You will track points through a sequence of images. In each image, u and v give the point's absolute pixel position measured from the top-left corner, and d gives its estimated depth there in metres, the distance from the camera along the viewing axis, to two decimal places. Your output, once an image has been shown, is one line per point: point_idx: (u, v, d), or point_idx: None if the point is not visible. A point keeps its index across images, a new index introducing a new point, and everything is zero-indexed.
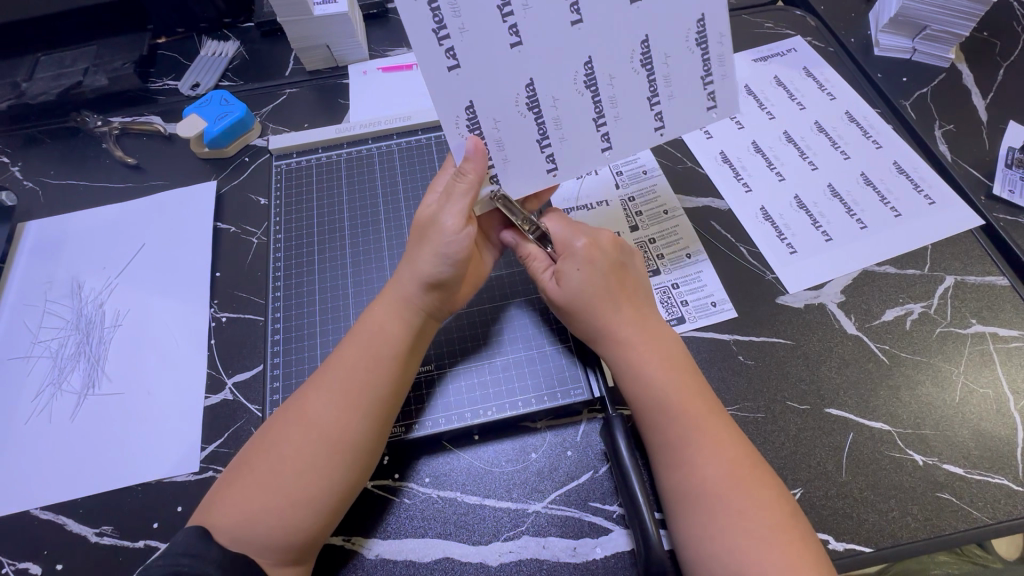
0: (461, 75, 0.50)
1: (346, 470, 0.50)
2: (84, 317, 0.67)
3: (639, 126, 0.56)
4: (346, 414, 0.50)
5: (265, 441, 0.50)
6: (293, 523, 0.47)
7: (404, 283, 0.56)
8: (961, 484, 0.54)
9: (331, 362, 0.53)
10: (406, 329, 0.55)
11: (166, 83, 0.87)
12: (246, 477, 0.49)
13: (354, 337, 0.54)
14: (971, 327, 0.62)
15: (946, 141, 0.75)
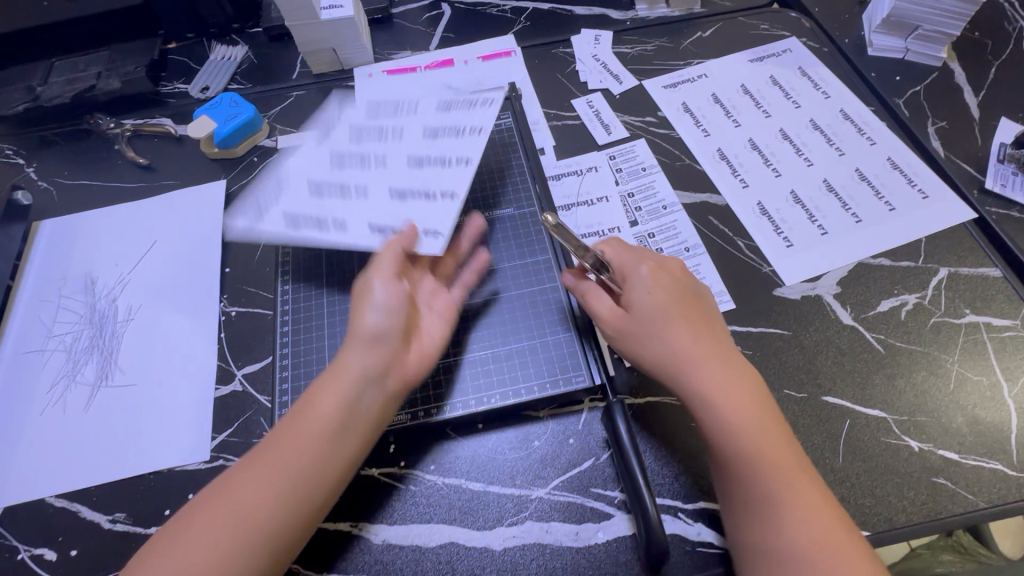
0: (348, 212, 0.64)
1: (282, 543, 0.48)
2: (97, 312, 0.69)
3: (470, 140, 0.67)
4: (295, 483, 0.49)
5: (191, 517, 0.48)
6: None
7: (347, 355, 0.54)
8: (956, 469, 0.55)
9: (279, 431, 0.52)
10: (342, 410, 0.52)
11: (177, 86, 0.90)
12: (167, 551, 0.47)
13: (313, 398, 0.52)
14: (964, 317, 0.63)
15: (938, 138, 0.77)
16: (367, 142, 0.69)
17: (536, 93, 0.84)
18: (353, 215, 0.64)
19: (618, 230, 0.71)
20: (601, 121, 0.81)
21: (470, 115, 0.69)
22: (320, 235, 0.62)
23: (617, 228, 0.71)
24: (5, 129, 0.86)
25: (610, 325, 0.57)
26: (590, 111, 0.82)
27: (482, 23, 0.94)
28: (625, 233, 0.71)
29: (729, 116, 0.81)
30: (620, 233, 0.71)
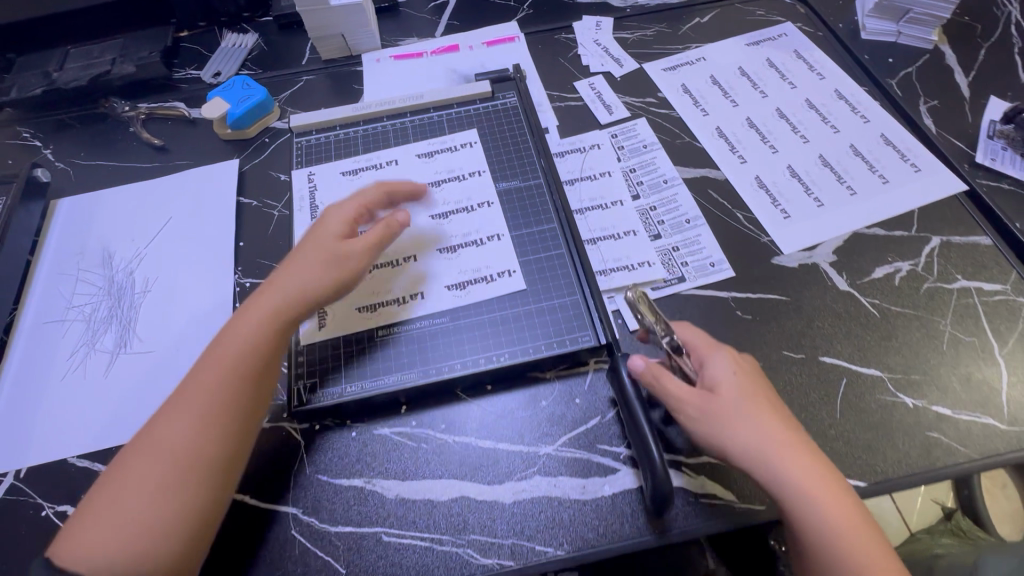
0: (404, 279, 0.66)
1: (206, 493, 0.49)
2: (114, 284, 0.71)
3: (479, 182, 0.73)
4: (206, 431, 0.50)
5: (116, 471, 0.49)
6: (151, 549, 0.45)
7: (269, 293, 0.56)
8: (949, 424, 0.57)
9: (191, 375, 0.53)
10: (262, 334, 0.54)
11: (189, 72, 0.92)
12: (95, 510, 0.47)
13: (213, 352, 0.53)
14: (956, 283, 0.65)
15: (930, 115, 0.79)
16: (365, 177, 0.74)
17: (539, 76, 0.87)
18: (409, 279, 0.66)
19: (620, 203, 0.73)
20: (603, 102, 0.83)
21: (451, 149, 0.76)
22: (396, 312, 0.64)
23: (620, 201, 0.73)
24: (22, 113, 0.88)
25: (690, 405, 0.52)
26: (592, 93, 0.84)
27: (486, 11, 0.97)
28: (628, 205, 0.73)
29: (727, 97, 0.83)
30: (623, 206, 0.73)
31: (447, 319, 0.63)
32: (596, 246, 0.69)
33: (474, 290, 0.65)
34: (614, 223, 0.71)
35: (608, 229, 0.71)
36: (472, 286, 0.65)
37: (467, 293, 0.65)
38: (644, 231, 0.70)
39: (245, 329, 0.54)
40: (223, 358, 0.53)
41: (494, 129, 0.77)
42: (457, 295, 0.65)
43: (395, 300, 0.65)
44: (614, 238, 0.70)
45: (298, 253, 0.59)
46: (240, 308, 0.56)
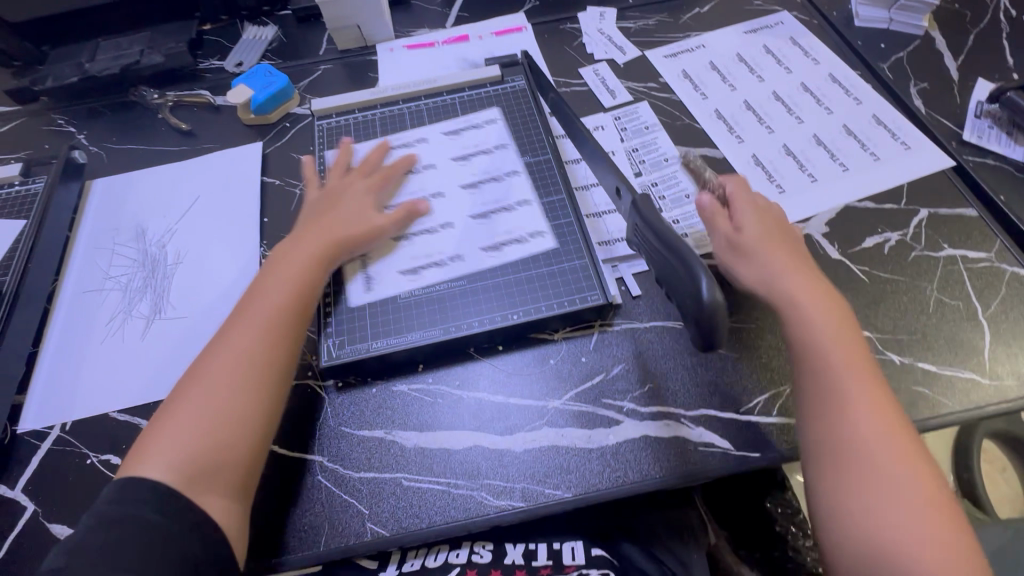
0: (457, 239, 0.70)
1: (264, 404, 0.55)
2: (147, 257, 0.75)
3: (506, 154, 0.77)
4: (263, 350, 0.57)
5: (188, 382, 0.55)
6: (221, 451, 0.52)
7: (315, 234, 0.66)
8: (933, 379, 0.61)
9: (248, 301, 0.61)
10: (312, 263, 0.63)
11: (213, 63, 0.97)
12: (177, 415, 0.53)
13: (260, 287, 0.61)
14: (943, 251, 0.69)
15: (920, 97, 0.83)
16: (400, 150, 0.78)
17: (546, 63, 0.91)
18: (461, 238, 0.70)
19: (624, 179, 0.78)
20: (607, 87, 0.87)
21: (468, 124, 0.80)
22: (455, 267, 0.68)
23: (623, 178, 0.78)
24: (56, 102, 0.94)
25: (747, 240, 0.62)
26: (597, 79, 0.89)
27: (495, 3, 1.01)
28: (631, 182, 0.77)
29: (726, 81, 0.87)
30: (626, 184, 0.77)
31: (463, 281, 0.67)
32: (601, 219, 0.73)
33: (508, 250, 0.69)
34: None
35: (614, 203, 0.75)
36: (504, 249, 0.69)
37: (502, 253, 0.69)
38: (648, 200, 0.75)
39: (288, 266, 0.63)
40: (270, 289, 0.61)
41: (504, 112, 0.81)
42: (491, 257, 0.69)
43: (438, 262, 0.69)
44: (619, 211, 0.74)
45: (328, 210, 0.69)
46: (290, 245, 0.65)
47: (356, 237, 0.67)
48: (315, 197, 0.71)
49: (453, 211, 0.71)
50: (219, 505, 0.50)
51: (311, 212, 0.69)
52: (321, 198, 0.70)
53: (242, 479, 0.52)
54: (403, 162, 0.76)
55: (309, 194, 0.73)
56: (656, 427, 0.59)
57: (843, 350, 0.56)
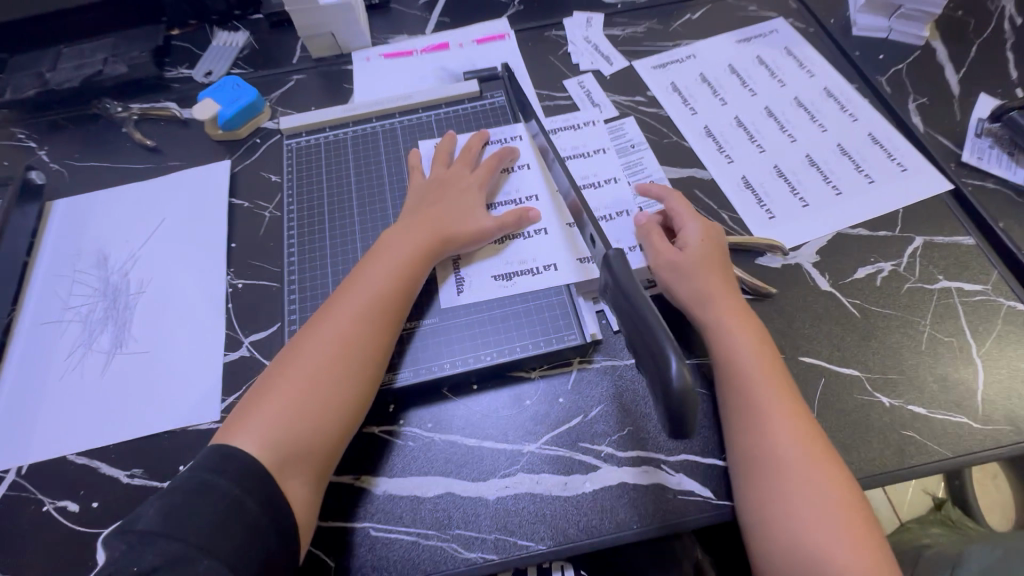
0: (514, 257, 0.67)
1: (357, 397, 0.54)
2: (109, 286, 0.72)
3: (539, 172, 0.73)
4: (360, 341, 0.56)
5: (289, 360, 0.55)
6: (309, 437, 0.52)
7: (421, 219, 0.64)
8: (923, 423, 0.58)
9: (347, 282, 0.60)
10: (411, 251, 0.61)
11: (181, 72, 0.92)
12: (275, 394, 0.53)
13: (361, 271, 0.60)
14: (937, 283, 0.66)
15: (918, 114, 0.79)
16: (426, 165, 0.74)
17: (529, 74, 0.87)
18: (528, 255, 0.67)
19: (614, 180, 0.75)
20: (592, 100, 0.83)
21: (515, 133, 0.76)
22: (516, 288, 0.65)
23: (614, 178, 0.75)
24: (16, 115, 0.89)
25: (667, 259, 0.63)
26: (581, 91, 0.84)
27: (477, 8, 0.96)
28: (622, 183, 0.74)
29: (716, 95, 0.83)
30: (617, 183, 0.74)
31: (434, 320, 0.64)
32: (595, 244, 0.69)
33: (519, 282, 0.65)
34: (608, 203, 0.72)
35: (602, 209, 0.72)
36: (516, 279, 0.66)
37: (513, 285, 0.65)
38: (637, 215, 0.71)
39: (391, 253, 0.61)
40: (372, 276, 0.59)
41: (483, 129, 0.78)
42: (502, 286, 0.65)
43: (532, 270, 0.66)
44: (608, 219, 0.71)
45: (435, 199, 0.66)
46: (393, 229, 0.64)
47: (464, 234, 0.64)
48: (423, 184, 0.69)
49: (533, 213, 0.67)
50: (295, 489, 0.50)
51: (420, 199, 0.67)
52: (442, 185, 0.68)
53: (323, 467, 0.52)
54: (511, 157, 0.72)
55: (416, 181, 0.70)
56: (634, 474, 0.57)
57: (753, 366, 0.56)
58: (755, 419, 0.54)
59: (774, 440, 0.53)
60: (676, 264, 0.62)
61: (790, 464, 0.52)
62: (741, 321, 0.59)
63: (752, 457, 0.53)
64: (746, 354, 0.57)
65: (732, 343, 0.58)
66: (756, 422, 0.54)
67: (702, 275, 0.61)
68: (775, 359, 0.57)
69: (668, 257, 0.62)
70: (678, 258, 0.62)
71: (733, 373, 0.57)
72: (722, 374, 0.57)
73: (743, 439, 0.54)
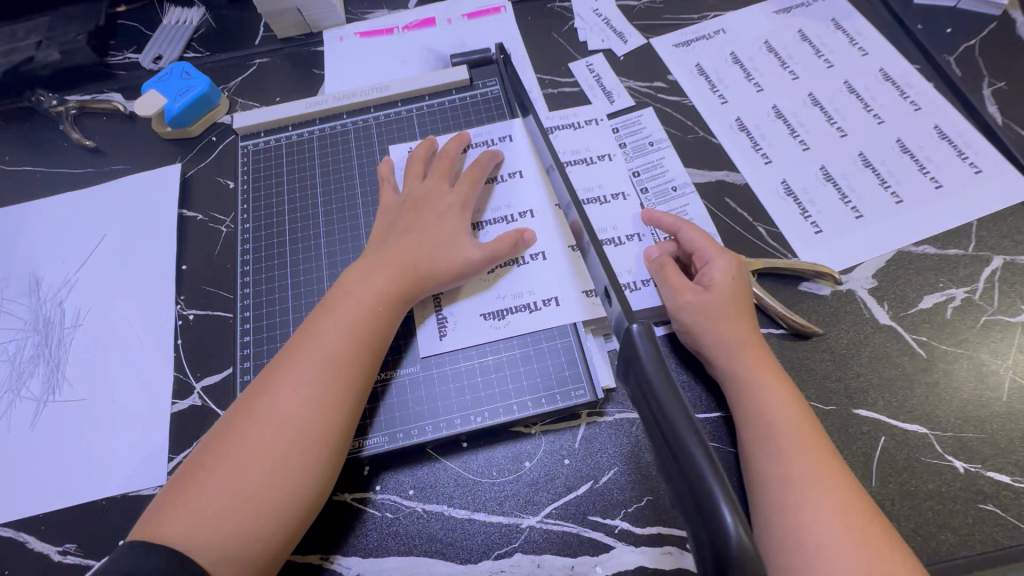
0: (502, 290, 0.57)
1: (313, 481, 0.45)
2: (42, 318, 0.62)
3: (529, 182, 0.62)
4: (317, 412, 0.46)
5: (227, 435, 0.45)
6: (253, 532, 0.42)
7: (391, 254, 0.54)
8: (1006, 494, 0.48)
9: (301, 334, 0.50)
10: (377, 295, 0.51)
11: (127, 57, 0.79)
12: (208, 480, 0.43)
13: (320, 320, 0.50)
14: (1020, 315, 0.55)
15: (995, 102, 0.66)
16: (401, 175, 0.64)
17: (528, 56, 0.74)
18: (516, 286, 0.57)
19: (624, 195, 0.62)
20: (603, 88, 0.70)
21: (500, 133, 0.65)
22: (503, 329, 0.55)
23: (624, 192, 0.63)
24: None
25: (686, 298, 0.51)
26: (591, 77, 0.71)
27: None
28: (633, 200, 0.62)
29: (750, 79, 0.70)
30: (626, 200, 0.62)
31: (413, 369, 0.55)
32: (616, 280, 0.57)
33: (514, 320, 0.56)
34: (616, 223, 0.61)
35: (608, 230, 0.60)
36: (512, 316, 0.56)
37: (505, 324, 0.56)
38: (652, 235, 0.60)
39: (354, 295, 0.51)
40: (331, 327, 0.49)
41: (473, 126, 0.66)
42: (493, 326, 0.56)
43: (528, 305, 0.56)
44: (613, 244, 0.60)
45: (406, 226, 0.56)
46: (357, 267, 0.54)
47: (445, 267, 0.54)
48: (395, 205, 0.59)
49: (527, 234, 0.57)
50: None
51: (391, 226, 0.57)
52: (418, 207, 0.57)
53: (270, 566, 0.43)
54: (496, 162, 0.62)
55: (387, 200, 0.60)
56: (655, 557, 0.47)
57: (784, 422, 0.46)
58: (792, 491, 0.43)
59: (820, 527, 0.41)
60: (699, 308, 0.51)
61: (846, 551, 0.40)
62: (769, 371, 0.48)
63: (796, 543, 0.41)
64: (772, 408, 0.46)
65: (753, 394, 0.47)
66: (792, 495, 0.43)
67: (730, 323, 0.50)
68: (808, 415, 0.47)
69: (688, 298, 0.51)
70: (702, 299, 0.51)
71: (756, 432, 0.46)
72: (745, 435, 0.47)
73: (778, 518, 0.42)
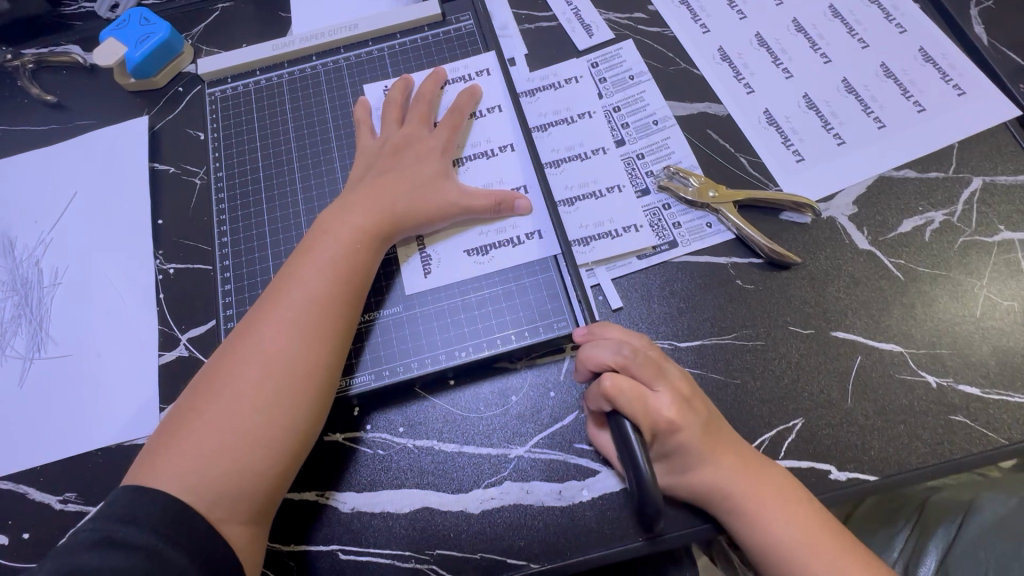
0: (485, 228, 0.57)
1: (302, 419, 0.46)
2: (21, 278, 0.62)
3: (507, 116, 0.60)
4: (300, 353, 0.46)
5: (213, 382, 0.46)
6: (246, 469, 0.44)
7: (368, 199, 0.53)
8: (976, 406, 0.50)
9: (280, 280, 0.50)
10: (356, 239, 0.51)
11: (82, 6, 0.74)
12: (198, 425, 0.44)
13: (298, 264, 0.50)
14: (998, 235, 0.55)
15: (981, 21, 0.65)
16: (377, 116, 0.62)
17: None
18: (498, 222, 0.56)
19: (605, 148, 0.61)
20: (581, 21, 0.68)
21: (476, 68, 0.63)
22: (486, 265, 0.55)
23: (606, 140, 0.62)
24: None
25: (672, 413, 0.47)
26: (568, 9, 0.68)
27: None
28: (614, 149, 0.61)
29: (732, 6, 0.68)
30: (606, 154, 0.61)
31: (395, 310, 0.55)
32: (589, 249, 0.57)
33: (498, 255, 0.56)
34: (595, 176, 0.60)
35: (589, 184, 0.60)
36: (496, 251, 0.56)
37: (489, 259, 0.56)
38: (632, 185, 0.59)
39: (331, 238, 0.51)
40: (310, 270, 0.49)
41: (448, 63, 0.64)
42: (478, 263, 0.56)
43: (512, 239, 0.56)
44: (595, 197, 0.59)
45: (385, 168, 0.55)
46: (336, 210, 0.53)
47: (424, 215, 0.54)
48: (373, 148, 0.57)
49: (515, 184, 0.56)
50: (230, 533, 0.43)
51: (367, 170, 0.56)
52: (394, 150, 0.56)
53: (267, 502, 0.45)
54: (475, 100, 0.61)
55: (364, 142, 0.58)
56: None
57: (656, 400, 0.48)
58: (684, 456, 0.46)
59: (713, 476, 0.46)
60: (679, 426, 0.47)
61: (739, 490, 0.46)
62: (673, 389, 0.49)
63: (723, 510, 0.46)
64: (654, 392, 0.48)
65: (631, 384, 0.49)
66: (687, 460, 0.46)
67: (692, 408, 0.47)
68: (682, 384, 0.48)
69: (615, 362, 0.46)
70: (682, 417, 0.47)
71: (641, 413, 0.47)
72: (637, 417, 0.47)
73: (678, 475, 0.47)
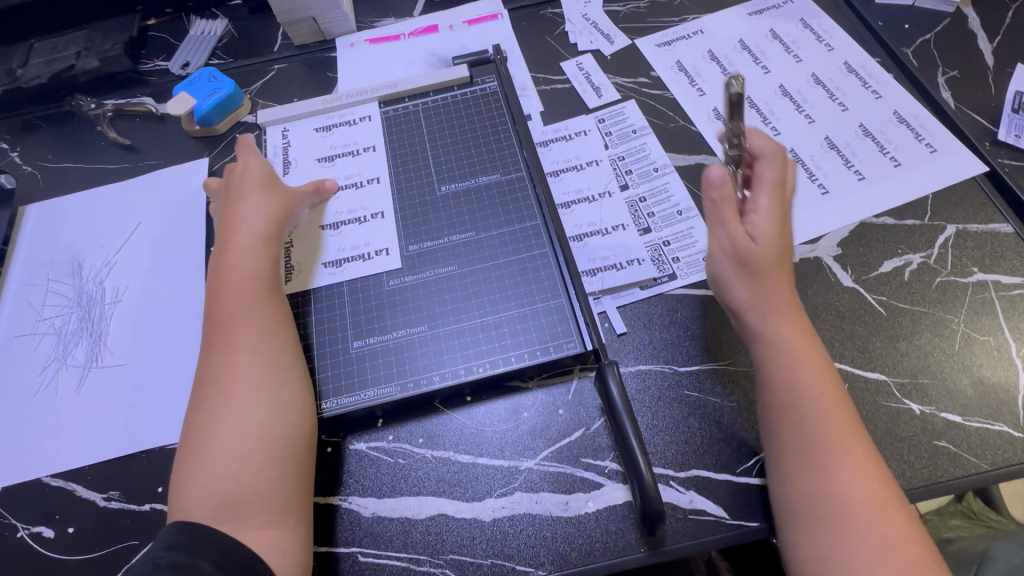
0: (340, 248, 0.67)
1: (292, 421, 0.52)
2: (84, 295, 0.69)
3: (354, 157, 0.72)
4: (260, 357, 0.53)
5: (200, 417, 0.51)
6: (252, 475, 0.48)
7: (248, 221, 0.61)
8: (958, 432, 0.53)
9: (213, 315, 0.56)
10: (258, 254, 0.59)
11: (158, 65, 0.85)
12: (202, 455, 0.49)
13: (220, 294, 0.57)
14: (972, 276, 0.61)
15: (948, 88, 0.72)
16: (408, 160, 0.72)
17: (524, 56, 0.80)
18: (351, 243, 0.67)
19: (610, 192, 0.68)
20: (591, 83, 0.77)
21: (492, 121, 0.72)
22: (338, 275, 0.65)
23: (612, 185, 0.69)
24: None
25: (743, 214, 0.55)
26: (580, 74, 0.78)
27: None
28: (619, 194, 0.68)
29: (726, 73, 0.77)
30: (611, 197, 0.68)
31: (422, 328, 0.61)
32: (596, 278, 0.63)
33: (350, 267, 0.65)
34: (602, 217, 0.67)
35: (596, 223, 0.66)
36: (348, 264, 0.65)
37: (342, 271, 0.65)
38: (634, 226, 0.66)
39: (240, 262, 0.58)
40: (232, 293, 0.56)
41: (474, 117, 0.73)
42: (333, 273, 0.65)
43: (362, 255, 0.66)
44: (601, 234, 0.66)
45: (233, 202, 0.63)
46: (222, 242, 0.60)
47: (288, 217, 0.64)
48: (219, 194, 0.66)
49: (329, 183, 0.70)
50: (270, 538, 0.47)
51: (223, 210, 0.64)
52: (234, 183, 0.65)
53: (285, 501, 0.49)
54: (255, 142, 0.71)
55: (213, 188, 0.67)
56: None
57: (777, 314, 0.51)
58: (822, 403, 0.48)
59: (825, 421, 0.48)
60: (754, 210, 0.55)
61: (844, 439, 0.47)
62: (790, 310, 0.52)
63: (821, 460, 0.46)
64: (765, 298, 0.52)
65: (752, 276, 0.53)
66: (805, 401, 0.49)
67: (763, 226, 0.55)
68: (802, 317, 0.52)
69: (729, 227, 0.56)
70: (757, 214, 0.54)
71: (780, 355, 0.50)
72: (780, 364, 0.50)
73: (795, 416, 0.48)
